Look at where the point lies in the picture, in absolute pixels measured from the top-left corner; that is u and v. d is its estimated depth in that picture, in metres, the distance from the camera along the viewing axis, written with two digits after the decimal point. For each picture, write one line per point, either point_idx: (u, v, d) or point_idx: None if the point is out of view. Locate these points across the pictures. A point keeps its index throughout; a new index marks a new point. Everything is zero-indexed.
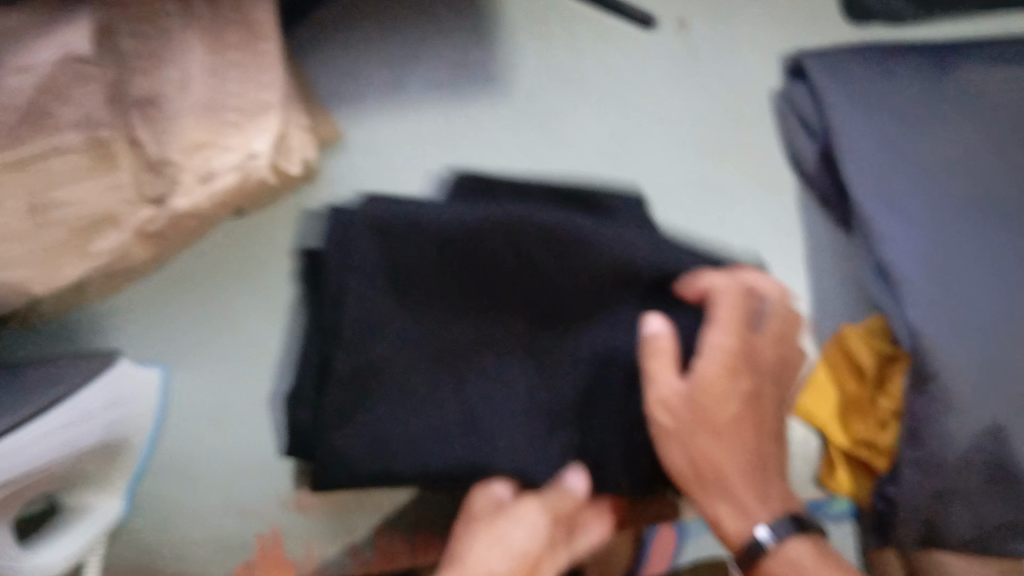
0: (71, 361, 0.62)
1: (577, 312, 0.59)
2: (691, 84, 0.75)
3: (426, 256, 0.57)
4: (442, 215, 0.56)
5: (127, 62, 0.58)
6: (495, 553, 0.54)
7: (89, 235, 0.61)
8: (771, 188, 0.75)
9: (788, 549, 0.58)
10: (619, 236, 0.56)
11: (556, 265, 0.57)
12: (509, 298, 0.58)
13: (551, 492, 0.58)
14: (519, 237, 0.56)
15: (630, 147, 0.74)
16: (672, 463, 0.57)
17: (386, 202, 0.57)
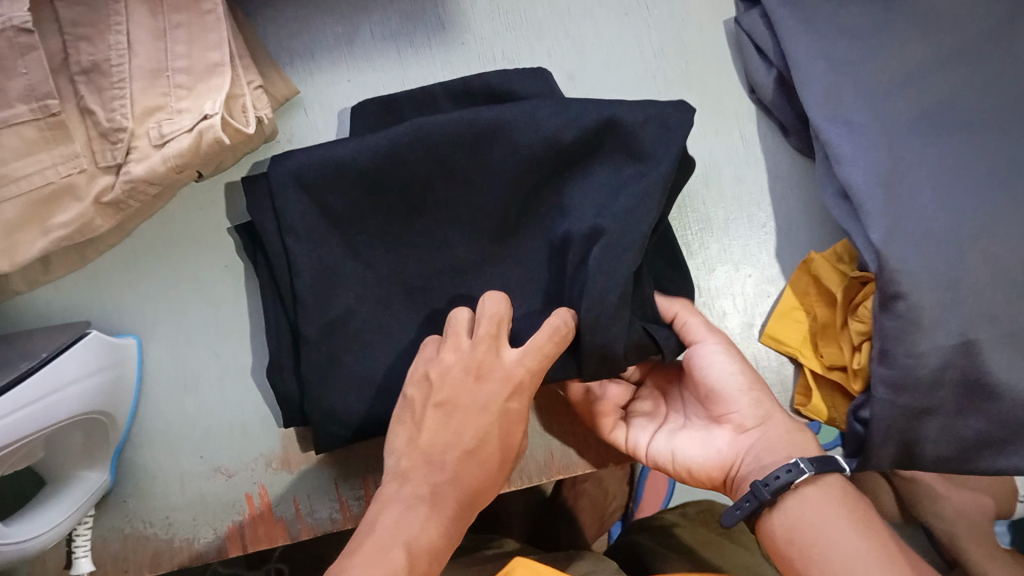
0: (46, 334, 0.61)
1: (516, 207, 0.61)
2: (645, 17, 0.75)
3: (355, 192, 0.60)
4: (362, 151, 0.59)
5: (67, 30, 0.60)
6: (469, 427, 0.54)
7: (49, 206, 0.61)
8: (731, 118, 0.75)
9: (828, 480, 0.53)
10: (529, 121, 0.59)
11: (487, 163, 0.60)
12: (448, 201, 0.61)
13: (496, 385, 0.55)
14: (442, 150, 0.59)
15: (585, 83, 0.73)
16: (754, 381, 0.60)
17: (313, 155, 0.59)
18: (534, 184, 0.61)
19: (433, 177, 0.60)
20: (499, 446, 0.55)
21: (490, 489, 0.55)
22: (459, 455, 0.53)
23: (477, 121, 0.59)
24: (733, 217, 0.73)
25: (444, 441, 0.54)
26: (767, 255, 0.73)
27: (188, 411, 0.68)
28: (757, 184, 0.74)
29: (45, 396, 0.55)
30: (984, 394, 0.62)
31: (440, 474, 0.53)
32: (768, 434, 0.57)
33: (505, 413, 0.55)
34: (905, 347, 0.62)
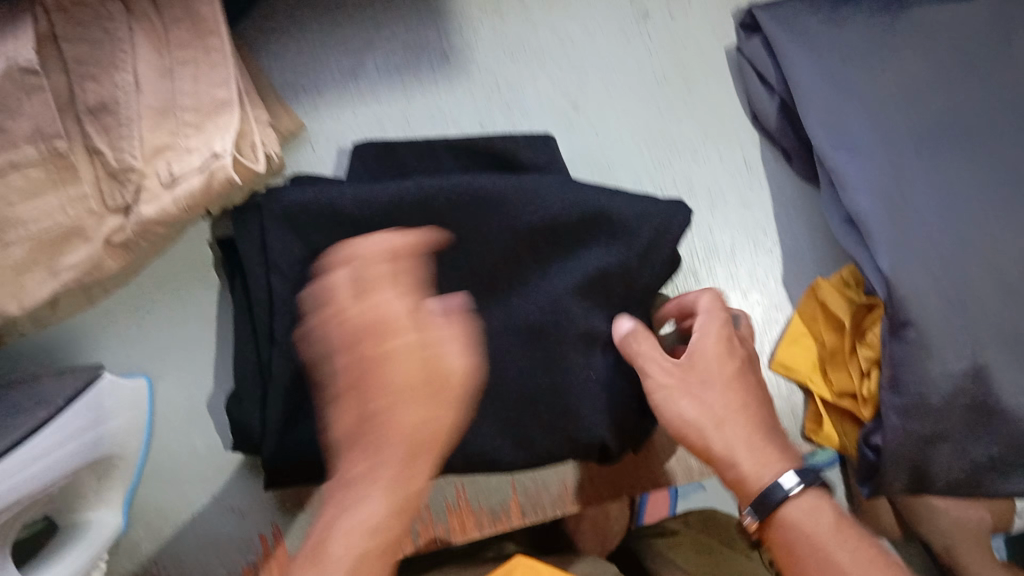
0: (59, 375, 0.61)
1: (514, 272, 0.64)
2: (645, 45, 0.76)
3: (344, 237, 0.62)
4: (356, 201, 0.61)
5: (73, 68, 0.61)
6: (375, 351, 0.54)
7: (57, 249, 0.61)
8: (733, 142, 0.75)
9: (794, 511, 0.57)
10: (536, 197, 0.63)
11: (483, 220, 0.63)
12: (447, 258, 0.63)
13: (361, 308, 0.54)
14: (434, 211, 0.62)
15: (590, 113, 0.74)
16: (707, 399, 0.60)
17: (314, 195, 0.61)
18: (534, 253, 0.64)
19: (441, 220, 0.62)
20: (417, 389, 0.53)
21: (413, 439, 0.53)
22: (375, 414, 0.53)
23: (479, 188, 0.62)
24: (740, 245, 0.73)
25: (369, 401, 0.54)
26: (774, 281, 0.72)
27: (199, 446, 0.67)
28: (762, 211, 0.74)
29: (59, 442, 0.55)
30: (994, 417, 0.62)
31: (369, 458, 0.53)
32: (738, 468, 0.59)
33: (387, 355, 0.53)
34: (918, 373, 0.61)
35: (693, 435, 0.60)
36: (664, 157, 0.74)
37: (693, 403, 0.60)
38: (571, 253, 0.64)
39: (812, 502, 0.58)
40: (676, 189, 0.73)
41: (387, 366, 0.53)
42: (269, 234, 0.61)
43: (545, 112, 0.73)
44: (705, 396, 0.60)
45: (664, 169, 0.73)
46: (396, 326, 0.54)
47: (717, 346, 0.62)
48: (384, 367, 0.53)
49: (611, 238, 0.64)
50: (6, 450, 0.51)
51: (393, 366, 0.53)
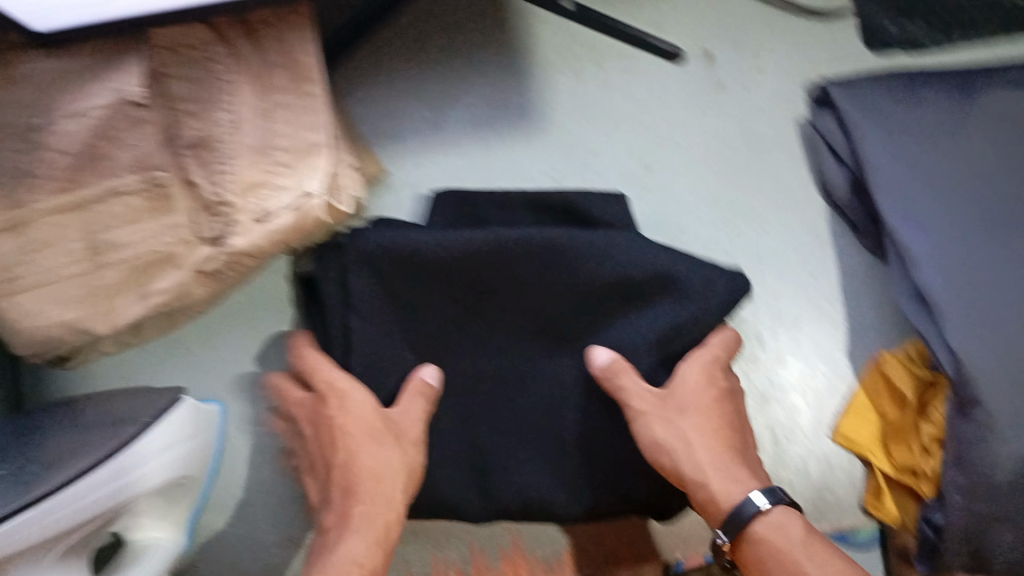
0: (141, 398, 0.62)
1: (576, 327, 0.66)
2: (721, 114, 0.77)
3: (421, 283, 0.64)
4: (434, 249, 0.62)
5: (177, 105, 0.63)
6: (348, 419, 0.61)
7: (149, 273, 0.66)
8: (802, 213, 0.76)
9: (773, 520, 0.57)
10: (610, 254, 0.64)
11: (555, 273, 0.64)
12: (515, 305, 0.65)
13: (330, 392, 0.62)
14: (508, 262, 0.64)
15: (663, 174, 0.75)
16: (682, 425, 0.61)
17: (394, 240, 0.62)
18: (600, 307, 0.66)
19: (515, 271, 0.64)
20: (377, 428, 0.61)
21: (378, 481, 0.60)
22: (349, 464, 0.60)
23: (553, 244, 0.63)
24: (805, 313, 0.74)
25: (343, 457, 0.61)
26: (838, 352, 0.73)
27: (264, 466, 0.72)
28: (829, 282, 0.74)
29: (117, 477, 0.55)
30: None
31: (352, 502, 0.59)
32: (709, 489, 0.59)
33: (356, 411, 0.62)
34: (983, 453, 0.61)
35: (665, 456, 0.61)
36: (734, 224, 0.75)
37: (667, 427, 0.61)
38: (641, 309, 0.65)
39: (781, 517, 0.58)
40: (743, 256, 0.74)
41: (348, 422, 0.61)
42: (352, 275, 0.62)
43: (618, 175, 0.75)
44: (681, 422, 0.61)
45: (734, 236, 0.75)
46: (341, 393, 0.62)
47: (700, 377, 0.64)
48: (345, 424, 0.61)
49: (679, 298, 0.65)
50: (58, 486, 0.52)
51: (355, 424, 0.61)
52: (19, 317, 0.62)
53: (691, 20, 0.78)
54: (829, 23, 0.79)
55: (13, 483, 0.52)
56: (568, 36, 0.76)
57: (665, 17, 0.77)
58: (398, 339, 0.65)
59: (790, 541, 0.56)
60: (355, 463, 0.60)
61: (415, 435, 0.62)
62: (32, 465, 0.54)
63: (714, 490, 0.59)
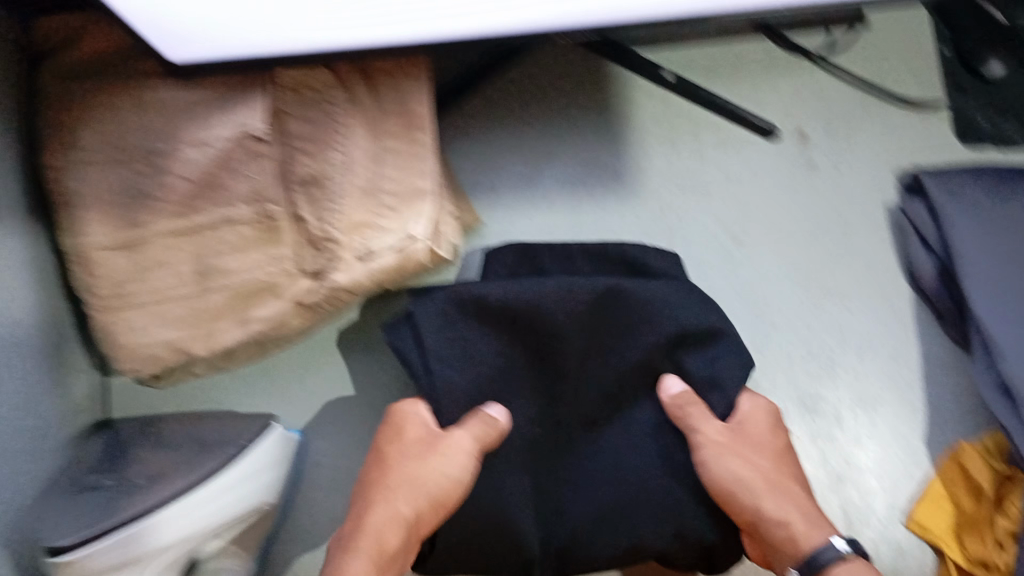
0: (236, 420, 0.66)
1: (638, 374, 0.69)
2: (812, 193, 0.78)
3: (496, 332, 0.67)
4: (508, 296, 0.65)
5: (293, 142, 0.66)
6: (397, 441, 0.64)
7: (250, 301, 0.69)
8: (887, 297, 0.76)
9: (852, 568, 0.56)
10: (665, 301, 0.67)
11: (618, 318, 0.67)
12: (578, 352, 0.68)
13: (394, 420, 0.65)
14: (574, 311, 0.66)
15: (752, 245, 0.76)
16: (759, 464, 0.63)
17: (467, 291, 0.65)
18: (660, 356, 0.68)
19: (580, 322, 0.67)
20: (416, 450, 0.63)
21: (398, 500, 0.60)
22: (379, 480, 0.62)
23: (613, 290, 0.66)
24: (884, 395, 0.74)
25: (379, 473, 0.62)
26: (915, 437, 0.73)
27: (340, 496, 0.73)
28: (910, 367, 0.75)
29: (217, 497, 0.59)
30: None
31: (369, 516, 0.60)
32: (790, 530, 0.59)
33: (405, 434, 0.64)
34: None
35: (744, 494, 0.61)
36: (819, 302, 0.76)
37: (748, 467, 0.63)
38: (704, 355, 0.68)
39: (858, 566, 0.56)
40: (825, 334, 0.75)
41: (394, 442, 0.64)
42: (430, 319, 0.65)
43: (707, 244, 0.76)
44: (754, 461, 0.63)
45: (818, 314, 0.75)
46: (403, 415, 0.65)
47: (760, 423, 0.66)
48: (393, 442, 0.64)
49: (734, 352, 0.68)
50: (145, 514, 0.56)
51: (400, 444, 0.64)
52: (124, 331, 0.66)
53: (787, 100, 0.80)
54: (923, 111, 0.80)
55: (126, 496, 0.58)
56: (665, 106, 0.79)
57: (762, 96, 0.80)
58: (483, 385, 0.67)
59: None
60: (385, 478, 0.62)
61: (445, 452, 0.62)
62: (119, 488, 0.59)
63: (797, 529, 0.59)
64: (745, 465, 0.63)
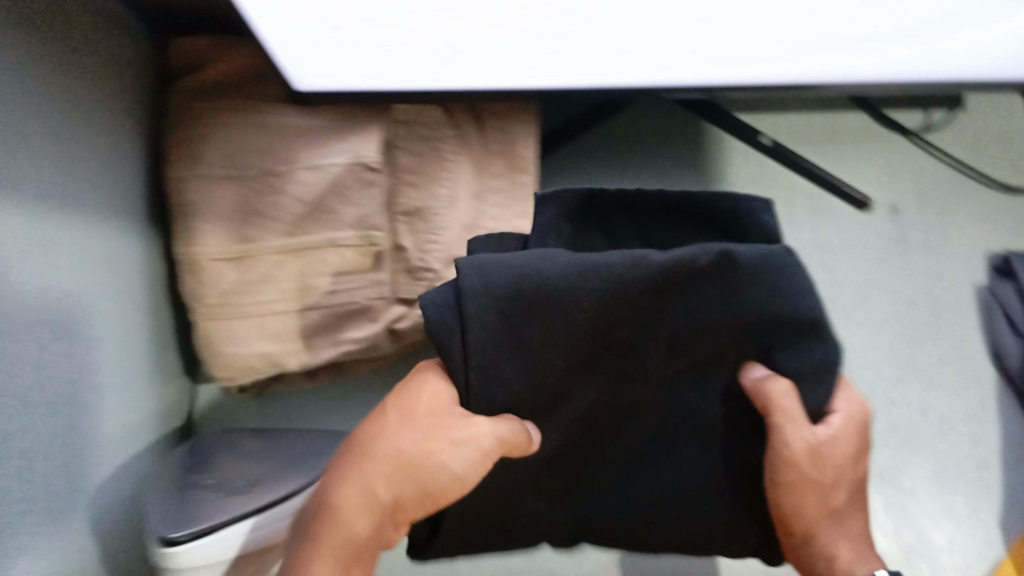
0: (323, 437, 0.68)
1: (712, 364, 0.54)
2: (902, 266, 0.79)
3: (558, 326, 0.50)
4: (571, 278, 0.50)
5: (401, 174, 0.69)
6: (403, 415, 0.49)
7: (343, 323, 0.71)
8: (971, 376, 0.76)
9: None
10: (762, 277, 0.52)
11: (689, 293, 0.51)
12: (646, 344, 0.53)
13: (407, 392, 0.51)
14: (655, 288, 0.51)
15: (837, 310, 0.78)
16: (828, 489, 0.53)
17: (524, 271, 0.50)
18: (736, 339, 0.53)
19: (649, 304, 0.51)
20: (425, 426, 0.49)
21: (386, 495, 0.47)
22: (368, 460, 0.48)
23: (698, 260, 0.50)
24: (960, 472, 0.73)
25: (368, 448, 0.48)
26: (991, 518, 0.71)
27: None
28: (990, 447, 0.74)
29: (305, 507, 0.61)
30: None
31: (348, 508, 0.47)
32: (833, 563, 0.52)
33: (416, 405, 0.50)
34: None
35: (801, 522, 0.53)
36: (900, 374, 0.76)
37: (817, 493, 0.53)
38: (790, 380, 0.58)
39: None
40: (905, 406, 0.75)
41: (400, 412, 0.50)
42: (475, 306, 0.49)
43: None
44: (825, 481, 0.53)
45: (899, 384, 0.76)
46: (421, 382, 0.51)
47: (847, 437, 0.54)
48: (400, 411, 0.50)
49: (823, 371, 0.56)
50: (245, 515, 0.57)
51: (406, 415, 0.49)
52: (226, 341, 0.67)
53: (881, 175, 0.82)
54: (1016, 195, 0.81)
55: (224, 493, 0.60)
56: (761, 169, 0.81)
57: (856, 169, 0.82)
58: None
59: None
60: (372, 455, 0.48)
61: (455, 440, 0.48)
62: (220, 488, 0.60)
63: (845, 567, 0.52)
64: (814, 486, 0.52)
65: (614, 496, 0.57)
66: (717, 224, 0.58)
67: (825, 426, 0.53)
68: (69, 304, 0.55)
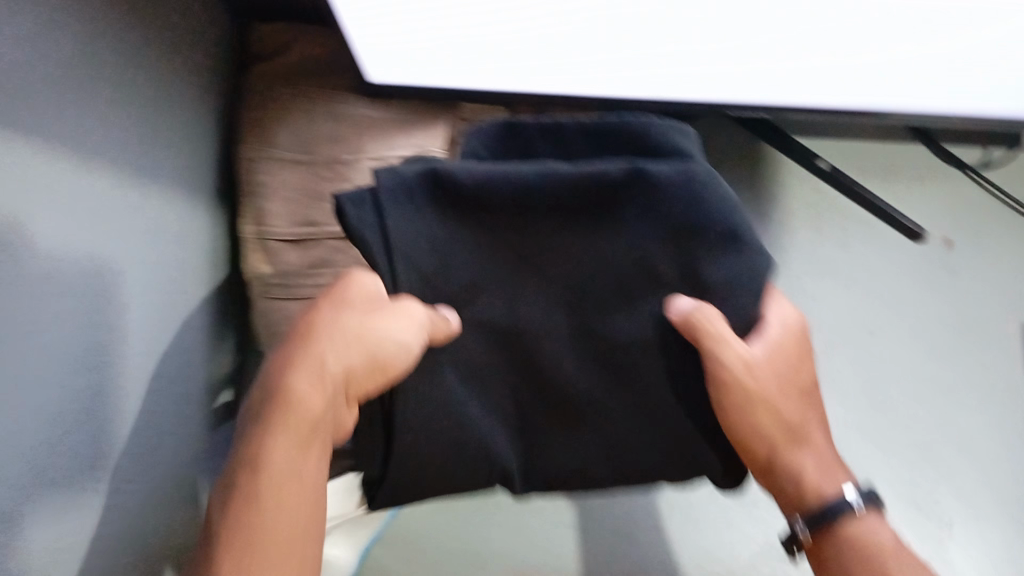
0: None
1: (636, 286, 0.53)
2: (951, 299, 0.80)
3: (474, 231, 0.52)
4: (491, 182, 0.51)
5: None
6: (336, 316, 0.48)
7: None
8: (1010, 414, 0.76)
9: (865, 523, 0.47)
10: (684, 203, 0.52)
11: (620, 212, 0.52)
12: (582, 252, 0.52)
13: (348, 296, 0.49)
14: (574, 188, 0.51)
15: (881, 338, 0.78)
16: (779, 402, 0.50)
17: (443, 170, 0.51)
18: (659, 258, 0.52)
19: (574, 210, 0.52)
20: (355, 320, 0.48)
21: (320, 382, 0.46)
22: (300, 353, 0.47)
23: (609, 176, 0.51)
24: (993, 508, 0.72)
25: (302, 345, 0.47)
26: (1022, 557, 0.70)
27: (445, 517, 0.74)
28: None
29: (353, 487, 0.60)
30: None
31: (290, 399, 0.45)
32: (800, 480, 0.49)
33: (348, 304, 0.49)
34: None
35: (758, 441, 0.50)
36: (937, 407, 0.76)
37: (771, 417, 0.50)
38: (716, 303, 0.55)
39: (871, 525, 0.47)
40: (942, 438, 0.75)
41: (334, 312, 0.48)
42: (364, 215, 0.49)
43: (837, 330, 0.78)
44: (777, 397, 0.50)
45: (936, 416, 0.75)
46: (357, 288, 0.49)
47: (786, 355, 0.52)
48: (335, 311, 0.48)
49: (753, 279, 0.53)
50: None
51: (341, 315, 0.48)
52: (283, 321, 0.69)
53: (937, 208, 0.83)
54: None
55: None
56: (815, 193, 0.83)
57: (911, 199, 0.83)
58: None
59: (887, 548, 0.46)
60: (315, 343, 0.47)
61: (393, 313, 0.48)
62: None
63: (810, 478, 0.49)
64: (768, 402, 0.50)
65: (562, 444, 0.53)
66: (630, 150, 0.55)
67: (761, 343, 0.51)
68: (153, 269, 0.58)
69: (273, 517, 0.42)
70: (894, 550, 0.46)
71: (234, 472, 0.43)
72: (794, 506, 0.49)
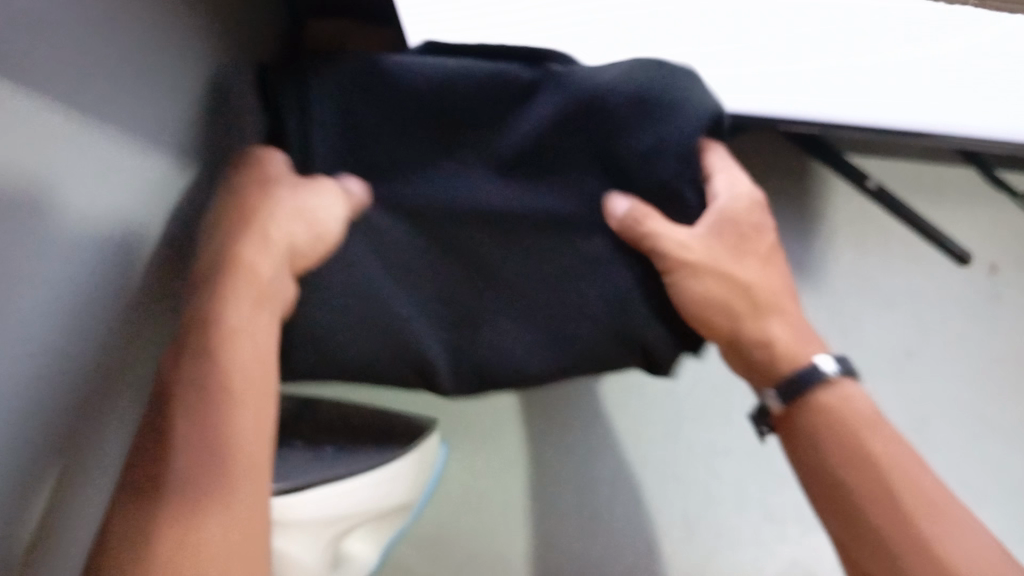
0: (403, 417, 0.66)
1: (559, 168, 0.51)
2: (993, 327, 0.79)
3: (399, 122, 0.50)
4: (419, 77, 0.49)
5: None
6: (258, 192, 0.47)
7: None
8: None
9: (840, 388, 0.49)
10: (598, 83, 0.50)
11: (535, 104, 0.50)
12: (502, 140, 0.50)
13: (260, 173, 0.47)
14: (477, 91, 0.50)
15: (923, 361, 0.77)
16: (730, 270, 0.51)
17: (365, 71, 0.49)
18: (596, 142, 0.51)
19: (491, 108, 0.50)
20: (282, 204, 0.46)
21: (252, 276, 0.44)
22: (228, 250, 0.45)
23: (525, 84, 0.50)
24: None
25: (229, 240, 0.45)
26: None
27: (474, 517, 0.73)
28: None
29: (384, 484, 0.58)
30: None
31: (231, 305, 0.43)
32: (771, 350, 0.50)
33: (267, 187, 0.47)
34: None
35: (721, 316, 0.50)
36: (980, 433, 0.75)
37: (723, 281, 0.50)
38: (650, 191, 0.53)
39: (848, 389, 0.49)
40: (985, 464, 0.74)
41: (257, 198, 0.46)
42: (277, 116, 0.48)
43: (882, 353, 0.77)
44: (730, 267, 0.51)
45: (978, 443, 0.75)
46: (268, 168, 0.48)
47: (731, 223, 0.51)
48: (259, 196, 0.46)
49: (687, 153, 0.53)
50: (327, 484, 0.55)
51: (268, 197, 0.46)
52: None
53: (984, 233, 0.82)
54: None
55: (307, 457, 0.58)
56: (863, 212, 0.82)
57: (959, 222, 0.82)
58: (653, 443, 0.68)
59: (863, 417, 0.48)
60: (253, 217, 0.46)
61: (316, 185, 0.47)
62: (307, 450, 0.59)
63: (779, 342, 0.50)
64: (716, 277, 0.50)
65: (488, 332, 0.51)
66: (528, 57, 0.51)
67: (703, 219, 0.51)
68: None
69: (245, 442, 0.42)
70: (870, 421, 0.48)
71: (173, 415, 0.41)
72: (765, 379, 0.51)
